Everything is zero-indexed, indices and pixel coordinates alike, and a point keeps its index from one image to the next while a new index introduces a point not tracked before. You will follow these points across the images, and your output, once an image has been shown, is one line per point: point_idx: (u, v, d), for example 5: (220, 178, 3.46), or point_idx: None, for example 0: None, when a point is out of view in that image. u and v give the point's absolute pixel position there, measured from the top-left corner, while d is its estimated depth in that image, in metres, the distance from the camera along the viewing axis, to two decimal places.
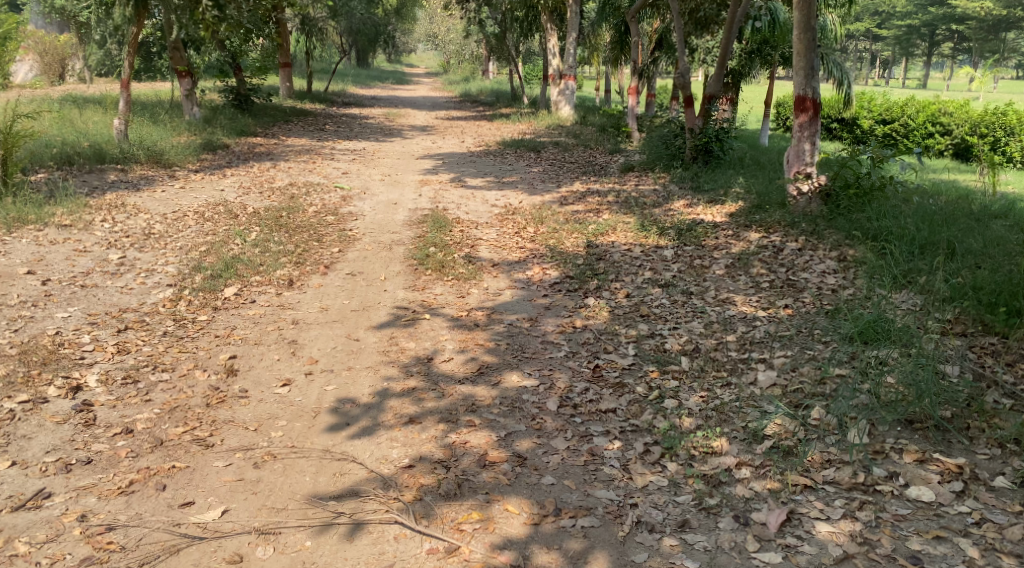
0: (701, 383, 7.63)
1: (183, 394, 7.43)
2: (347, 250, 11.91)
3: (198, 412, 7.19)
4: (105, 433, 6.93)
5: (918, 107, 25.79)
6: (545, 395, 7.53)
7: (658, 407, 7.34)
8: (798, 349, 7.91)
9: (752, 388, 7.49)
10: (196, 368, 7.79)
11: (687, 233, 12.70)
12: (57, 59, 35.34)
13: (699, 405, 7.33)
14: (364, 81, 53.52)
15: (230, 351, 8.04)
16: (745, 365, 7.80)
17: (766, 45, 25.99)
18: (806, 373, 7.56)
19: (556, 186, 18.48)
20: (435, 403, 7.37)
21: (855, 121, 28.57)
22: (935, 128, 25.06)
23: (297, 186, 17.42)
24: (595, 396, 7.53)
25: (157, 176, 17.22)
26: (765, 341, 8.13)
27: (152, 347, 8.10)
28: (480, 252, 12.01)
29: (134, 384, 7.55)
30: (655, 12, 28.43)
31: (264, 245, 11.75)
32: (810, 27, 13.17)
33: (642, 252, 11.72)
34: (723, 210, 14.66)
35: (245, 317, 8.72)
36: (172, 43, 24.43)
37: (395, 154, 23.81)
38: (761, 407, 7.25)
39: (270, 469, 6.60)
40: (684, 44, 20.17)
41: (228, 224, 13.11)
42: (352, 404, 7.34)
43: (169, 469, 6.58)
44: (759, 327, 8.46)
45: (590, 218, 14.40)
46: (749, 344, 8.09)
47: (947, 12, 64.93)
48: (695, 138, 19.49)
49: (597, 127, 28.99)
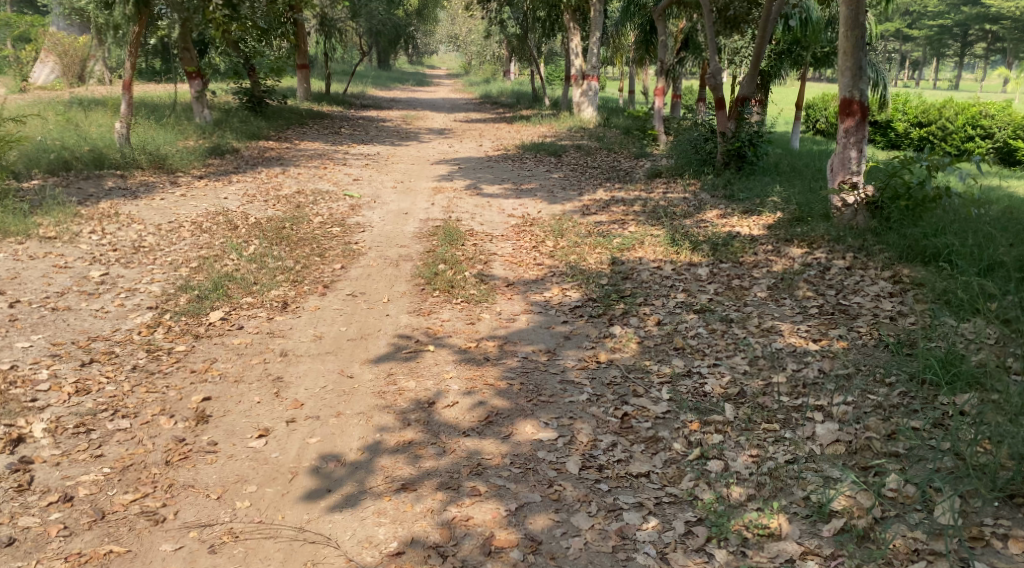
0: (750, 438, 6.67)
1: (141, 448, 6.67)
2: (352, 266, 10.99)
3: (154, 472, 6.42)
4: (37, 502, 6.13)
5: (957, 108, 24.63)
6: (564, 452, 6.65)
7: (700, 471, 6.41)
8: (859, 395, 6.92)
9: (811, 445, 6.53)
10: (162, 413, 7.04)
11: (722, 250, 11.70)
12: (78, 60, 34.48)
13: (750, 468, 6.37)
14: (385, 84, 52.74)
15: (203, 392, 7.29)
16: (799, 416, 6.84)
17: (797, 46, 25.23)
18: (873, 427, 6.59)
19: (578, 193, 17.49)
20: (434, 462, 6.53)
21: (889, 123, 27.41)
22: (975, 131, 23.84)
23: (305, 193, 16.54)
24: (624, 457, 6.62)
25: (158, 182, 16.40)
26: (820, 383, 7.15)
27: (116, 386, 7.36)
28: (495, 269, 11.06)
29: (86, 434, 6.78)
30: (682, 10, 27.34)
31: (260, 259, 10.86)
32: (858, 24, 12.08)
33: (673, 271, 10.72)
34: (760, 223, 13.61)
35: (228, 347, 7.95)
36: (182, 43, 23.71)
37: (411, 159, 22.88)
38: (824, 472, 6.27)
39: (228, 555, 5.75)
40: (715, 43, 19.08)
41: (222, 235, 12.24)
42: (336, 463, 6.52)
43: (105, 555, 5.76)
44: (812, 364, 7.45)
45: (615, 230, 13.39)
46: (802, 389, 7.11)
47: (980, 12, 63.28)
48: (726, 143, 18.43)
49: (621, 130, 27.97)
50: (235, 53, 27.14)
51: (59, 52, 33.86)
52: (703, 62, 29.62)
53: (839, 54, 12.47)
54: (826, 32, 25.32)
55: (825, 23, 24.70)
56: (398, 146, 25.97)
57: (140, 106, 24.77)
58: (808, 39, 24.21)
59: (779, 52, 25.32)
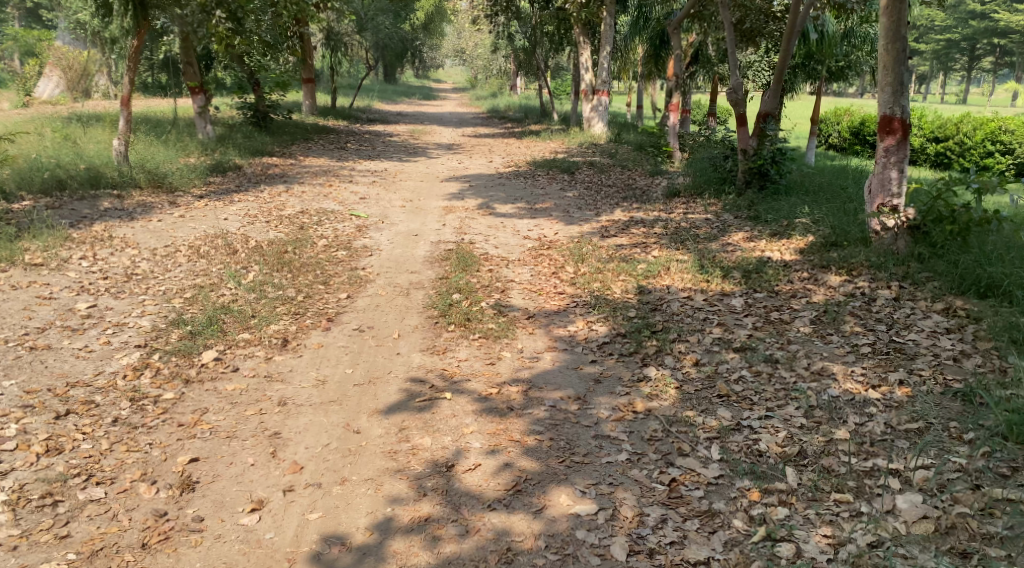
0: (820, 512, 6.21)
1: (116, 526, 6.14)
2: (359, 296, 10.20)
3: (128, 557, 5.90)
4: None
5: (974, 123, 23.78)
6: (608, 531, 6.11)
7: (768, 557, 5.90)
8: (939, 457, 6.49)
9: (894, 522, 6.06)
10: (144, 479, 6.50)
11: (753, 278, 10.94)
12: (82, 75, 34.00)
13: (829, 554, 5.88)
14: (391, 98, 52.10)
15: (191, 451, 6.75)
16: (873, 485, 6.36)
17: (812, 60, 24.56)
18: (965, 499, 6.14)
19: (594, 213, 16.74)
20: (455, 546, 6.00)
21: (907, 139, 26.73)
22: (995, 148, 23.11)
23: (310, 214, 15.81)
24: (677, 538, 6.08)
25: (157, 202, 15.69)
26: (889, 440, 6.74)
27: (93, 444, 6.81)
28: (513, 299, 10.28)
29: (52, 508, 6.24)
30: (695, 24, 26.68)
31: (259, 290, 10.10)
32: (899, 37, 11.31)
33: (707, 301, 9.92)
34: (792, 246, 12.83)
35: (222, 395, 7.37)
36: (184, 58, 23.07)
37: (419, 176, 22.15)
38: (917, 560, 5.80)
39: None
40: (736, 57, 18.34)
41: (220, 262, 11.48)
42: (341, 546, 5.99)
43: None
44: (877, 416, 6.98)
45: (640, 254, 12.61)
46: (869, 446, 6.69)
47: (988, 27, 62.53)
48: (748, 161, 17.67)
49: (634, 146, 27.26)
50: (240, 67, 26.49)
51: (61, 65, 33.20)
52: (717, 76, 28.92)
53: (878, 68, 11.69)
54: (843, 46, 24.61)
55: (840, 37, 24.02)
56: (406, 162, 25.23)
57: (141, 121, 24.10)
58: (820, 54, 23.61)
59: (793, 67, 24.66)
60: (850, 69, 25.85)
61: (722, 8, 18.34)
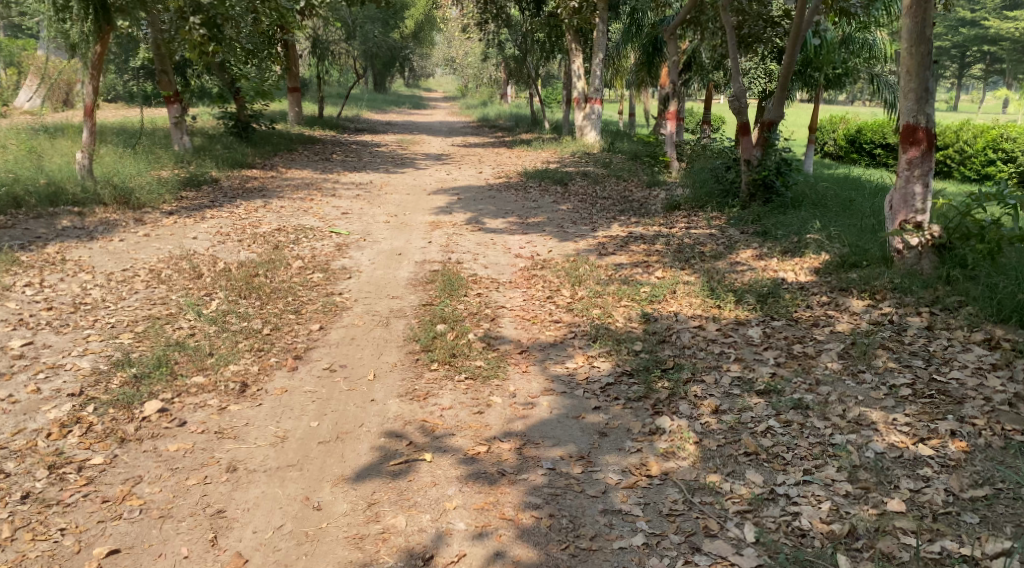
0: None
1: None
2: (333, 327, 9.18)
3: None
4: None
5: (975, 131, 22.71)
6: None
7: None
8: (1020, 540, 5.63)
9: None
10: None
11: (768, 303, 9.98)
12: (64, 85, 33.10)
13: None
14: (380, 107, 51.12)
15: (111, 539, 5.79)
16: None
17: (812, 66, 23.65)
18: None
19: (590, 228, 15.77)
20: None
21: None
22: (997, 156, 21.95)
23: (286, 231, 14.76)
24: None
25: (121, 220, 14.65)
26: (953, 516, 5.85)
27: None
28: (504, 328, 9.27)
29: None
30: (691, 29, 25.79)
31: (222, 322, 9.11)
32: (924, 39, 10.37)
33: (721, 332, 8.94)
34: (806, 265, 11.89)
35: (161, 460, 6.45)
36: (160, 66, 22.05)
37: (405, 189, 21.11)
38: None
39: None
40: (739, 62, 17.42)
41: (181, 288, 10.46)
42: None
43: None
44: (936, 484, 6.11)
45: (643, 274, 11.62)
46: (931, 524, 5.78)
47: (980, 33, 61.85)
48: (752, 172, 16.73)
49: (628, 156, 26.32)
50: (220, 75, 25.46)
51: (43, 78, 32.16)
52: (712, 83, 28.06)
53: (901, 73, 10.74)
54: (842, 52, 23.73)
55: (838, 42, 23.13)
56: (393, 174, 24.20)
57: (115, 133, 23.06)
58: (818, 61, 22.75)
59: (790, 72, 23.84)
60: (847, 76, 25.01)
61: (723, 11, 17.42)
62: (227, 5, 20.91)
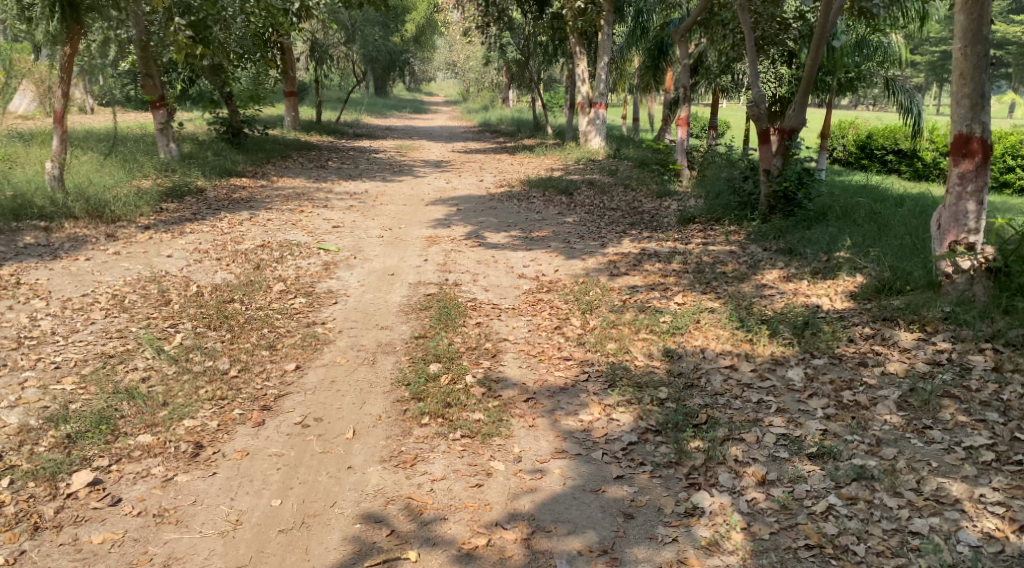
0: None
1: None
2: (313, 363, 8.11)
3: None
4: None
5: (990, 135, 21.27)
6: None
7: None
8: None
9: None
10: None
11: (805, 335, 8.85)
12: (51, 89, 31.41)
13: None
14: (379, 111, 49.95)
15: None
16: None
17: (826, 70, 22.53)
18: None
19: (599, 243, 14.65)
20: None
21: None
22: (1017, 162, 20.60)
23: (271, 247, 13.61)
24: None
25: (91, 235, 13.52)
26: None
27: None
28: (506, 366, 8.15)
29: None
30: (701, 32, 24.67)
31: (184, 364, 7.95)
32: (981, 39, 9.20)
33: (757, 373, 7.82)
34: (841, 289, 10.73)
35: (82, 557, 5.59)
36: (144, 70, 20.94)
37: (402, 199, 19.93)
38: None
39: None
40: (757, 65, 16.27)
41: (143, 318, 9.31)
42: None
43: None
44: None
45: (662, 300, 10.47)
46: None
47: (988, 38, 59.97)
48: (771, 183, 15.62)
49: (636, 163, 25.18)
50: (210, 76, 24.25)
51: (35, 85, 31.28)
52: (720, 88, 26.96)
53: (953, 77, 9.58)
54: (855, 56, 22.53)
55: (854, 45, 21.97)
56: (390, 182, 23.07)
57: (97, 141, 21.97)
58: (831, 66, 21.57)
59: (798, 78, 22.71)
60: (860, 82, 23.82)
61: (741, 10, 16.25)
62: (217, 7, 20.26)
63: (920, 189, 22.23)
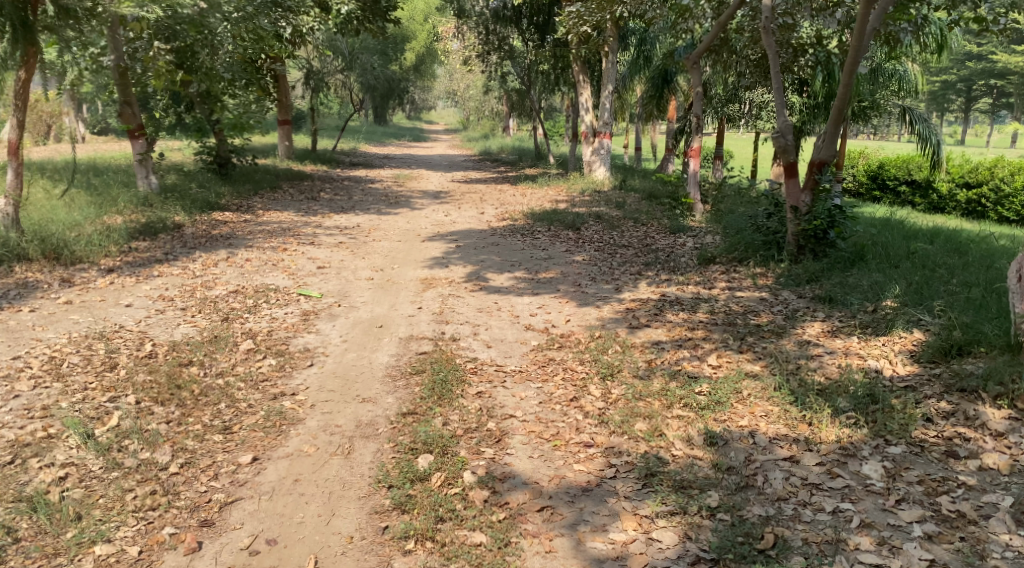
0: None
1: None
2: (281, 448, 6.91)
3: None
4: None
5: (1011, 167, 21.31)
6: None
7: None
8: None
9: None
10: None
11: (873, 410, 7.33)
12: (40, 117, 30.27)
13: None
14: (378, 139, 48.67)
15: None
16: None
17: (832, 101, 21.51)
18: None
19: (612, 286, 13.22)
20: None
21: (949, 194, 23.06)
22: None
23: (245, 293, 12.13)
24: None
25: (43, 280, 12.05)
26: None
27: None
28: (514, 454, 6.87)
29: None
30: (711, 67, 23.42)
31: (112, 458, 6.63)
32: None
33: (824, 468, 6.61)
34: (900, 348, 9.24)
35: None
36: (121, 97, 19.54)
37: (396, 234, 18.49)
38: None
39: None
40: (783, 93, 14.81)
41: (78, 390, 7.78)
42: None
43: None
44: None
45: (694, 364, 9.01)
46: None
47: (986, 67, 56.59)
48: (800, 222, 14.15)
49: (643, 195, 23.87)
50: (194, 104, 22.85)
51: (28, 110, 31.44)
52: (723, 119, 25.57)
53: None
54: (868, 85, 21.31)
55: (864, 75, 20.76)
56: (384, 215, 21.63)
57: (75, 173, 20.61)
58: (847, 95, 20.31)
59: (814, 109, 21.81)
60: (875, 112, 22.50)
61: (765, 33, 14.80)
62: (202, 31, 18.50)
63: (946, 224, 20.71)
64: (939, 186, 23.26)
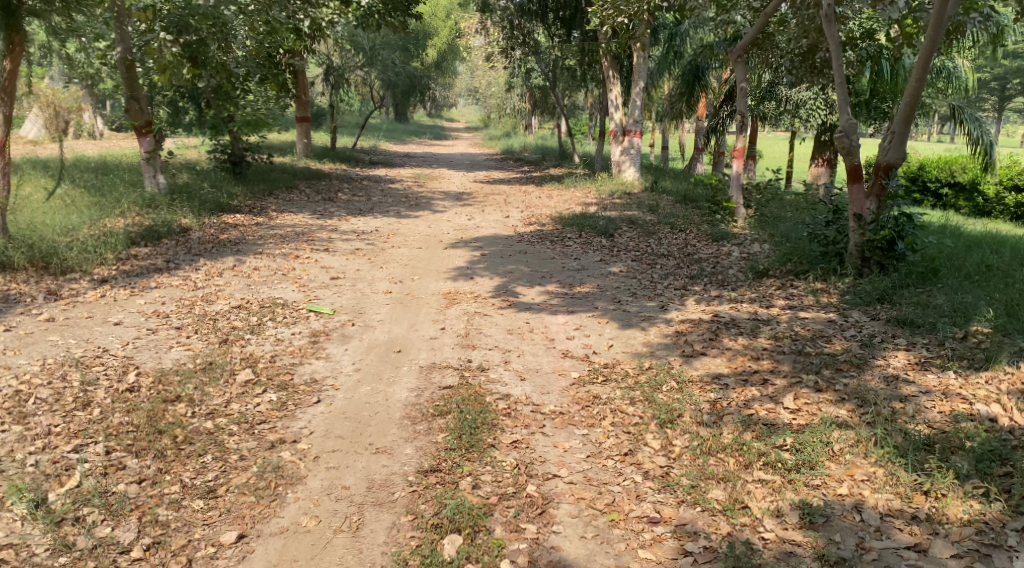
0: None
1: None
2: (274, 520, 5.89)
3: None
4: None
5: None
6: None
7: None
8: None
9: None
10: None
11: (1007, 479, 6.04)
12: (54, 112, 29.27)
13: None
14: (400, 138, 47.57)
15: None
16: None
17: (875, 99, 20.07)
18: None
19: (657, 303, 11.86)
20: None
21: (996, 197, 20.73)
22: None
23: (248, 309, 10.84)
24: None
25: (26, 292, 10.84)
26: None
27: None
28: (560, 534, 5.82)
29: None
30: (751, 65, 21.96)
31: (63, 536, 5.68)
32: None
33: (964, 563, 5.52)
34: (1011, 389, 7.85)
35: None
36: (129, 92, 18.26)
37: (416, 240, 17.19)
38: None
39: None
40: (846, 89, 13.28)
41: (37, 436, 6.58)
42: None
43: None
44: None
45: (767, 407, 7.65)
46: None
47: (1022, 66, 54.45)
48: (864, 233, 12.66)
49: (678, 198, 22.47)
50: (206, 99, 21.63)
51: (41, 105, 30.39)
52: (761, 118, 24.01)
53: None
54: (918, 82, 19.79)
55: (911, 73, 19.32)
56: (404, 218, 20.36)
57: (81, 173, 19.53)
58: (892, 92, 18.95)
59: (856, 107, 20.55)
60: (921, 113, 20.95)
61: (827, 22, 13.26)
62: (214, 21, 17.22)
63: (998, 228, 18.96)
64: (986, 188, 20.93)
